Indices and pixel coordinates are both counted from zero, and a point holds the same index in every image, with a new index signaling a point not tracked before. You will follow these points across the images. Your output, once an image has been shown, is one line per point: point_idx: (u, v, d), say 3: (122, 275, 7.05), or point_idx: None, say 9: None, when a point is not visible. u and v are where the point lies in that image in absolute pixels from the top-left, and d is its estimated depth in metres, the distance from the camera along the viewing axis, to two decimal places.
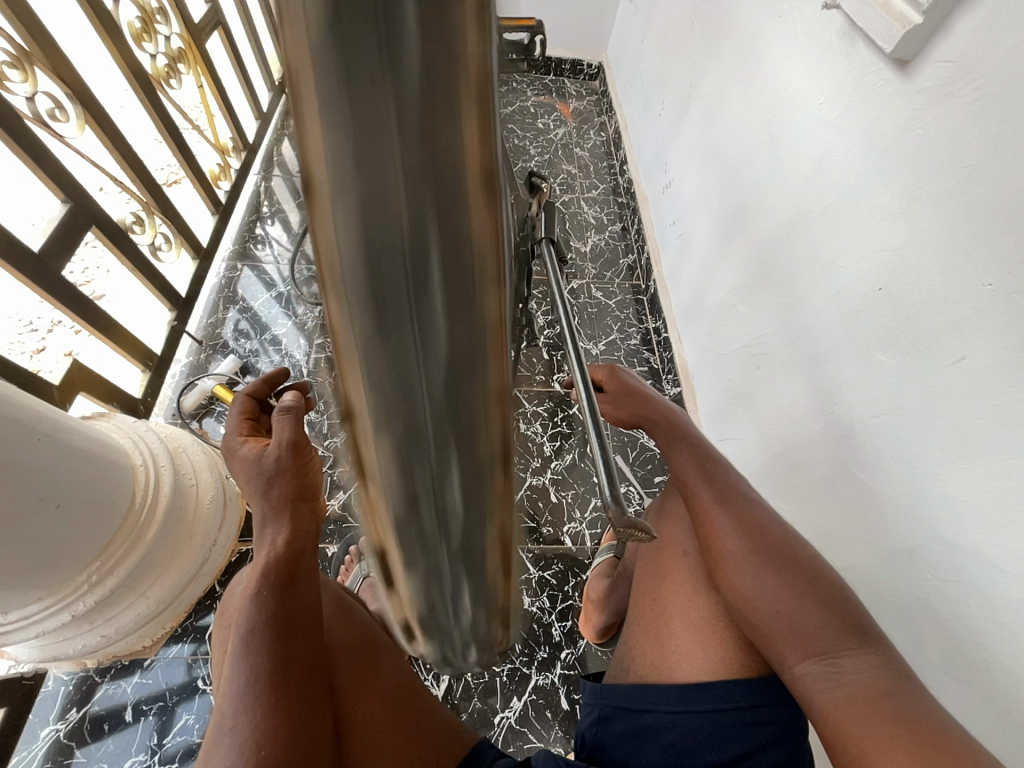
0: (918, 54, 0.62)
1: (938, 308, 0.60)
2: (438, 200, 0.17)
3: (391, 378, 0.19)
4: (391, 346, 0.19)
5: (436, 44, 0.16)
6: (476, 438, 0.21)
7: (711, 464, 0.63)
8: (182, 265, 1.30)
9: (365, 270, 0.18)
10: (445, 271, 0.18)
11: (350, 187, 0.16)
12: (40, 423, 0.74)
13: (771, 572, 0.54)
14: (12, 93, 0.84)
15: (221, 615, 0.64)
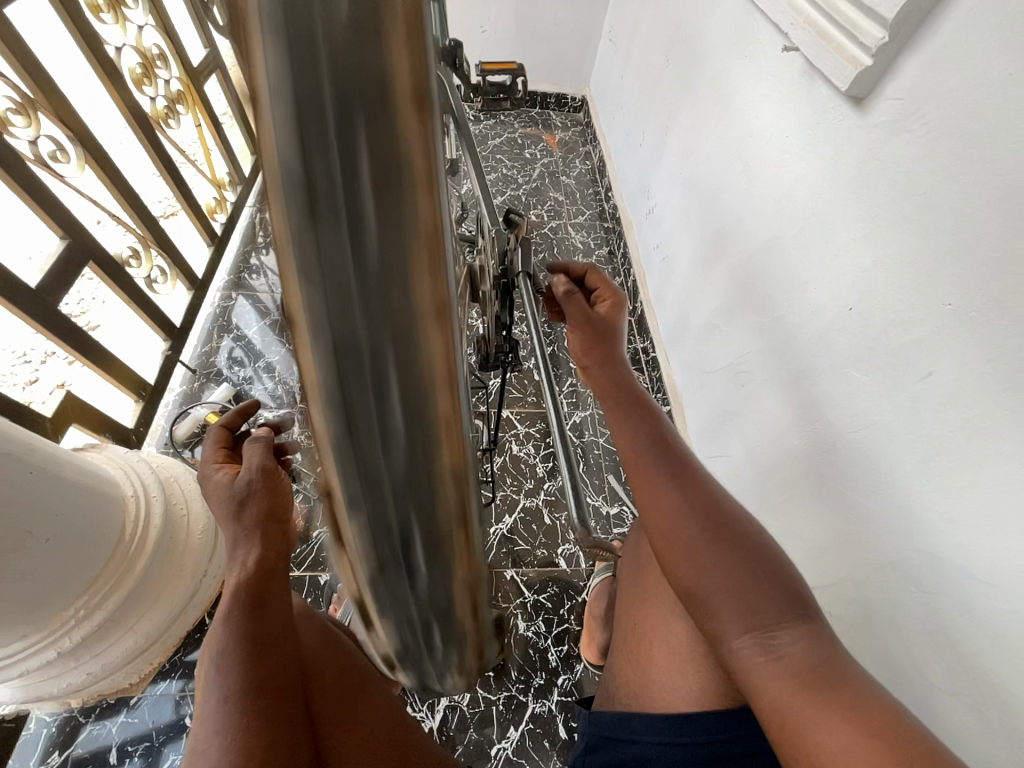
0: (871, 92, 0.66)
1: (906, 326, 0.62)
2: (380, 225, 0.23)
3: (342, 362, 0.25)
4: (343, 337, 0.24)
5: (381, 116, 0.22)
6: (416, 412, 0.26)
7: (671, 442, 0.62)
8: (177, 296, 1.32)
9: (323, 278, 0.23)
10: (386, 277, 0.24)
11: (311, 216, 0.22)
12: (31, 455, 0.74)
13: (716, 545, 0.54)
14: (15, 137, 0.87)
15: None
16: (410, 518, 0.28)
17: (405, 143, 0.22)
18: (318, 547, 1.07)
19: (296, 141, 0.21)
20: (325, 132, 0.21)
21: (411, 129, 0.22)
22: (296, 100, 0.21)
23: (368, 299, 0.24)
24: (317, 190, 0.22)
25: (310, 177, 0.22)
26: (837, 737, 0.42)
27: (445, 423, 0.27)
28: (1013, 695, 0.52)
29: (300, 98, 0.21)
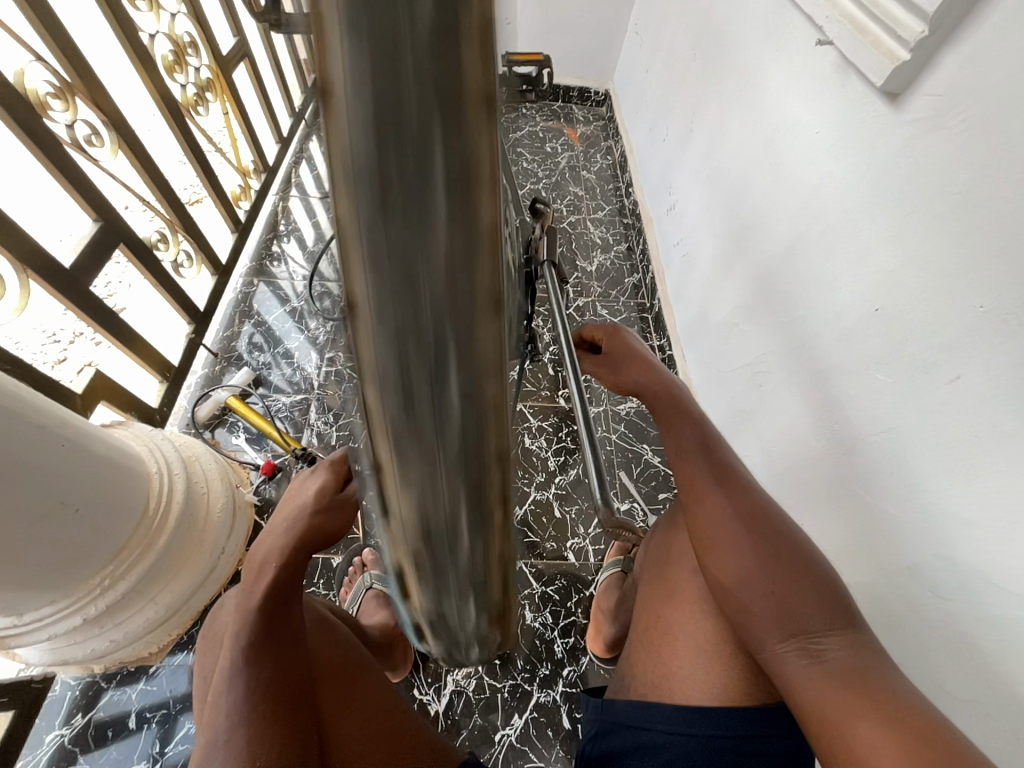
0: (907, 87, 0.65)
1: (933, 328, 0.61)
2: (452, 252, 0.19)
3: (411, 412, 0.21)
4: (413, 384, 0.20)
5: (452, 118, 0.17)
6: (482, 462, 0.23)
7: (713, 446, 0.62)
8: (202, 281, 1.35)
9: (391, 318, 0.19)
10: (457, 313, 0.20)
11: (381, 245, 0.18)
12: (65, 429, 0.77)
13: (762, 549, 0.54)
14: (53, 120, 0.90)
15: (215, 622, 0.67)
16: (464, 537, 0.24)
17: (474, 148, 0.18)
18: None
19: (370, 158, 0.17)
20: (399, 143, 0.17)
21: (479, 131, 0.18)
22: (366, 101, 0.17)
23: (439, 343, 0.20)
24: (389, 214, 0.18)
25: (378, 197, 0.18)
26: (878, 744, 0.42)
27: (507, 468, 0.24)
28: None
29: (368, 99, 0.17)
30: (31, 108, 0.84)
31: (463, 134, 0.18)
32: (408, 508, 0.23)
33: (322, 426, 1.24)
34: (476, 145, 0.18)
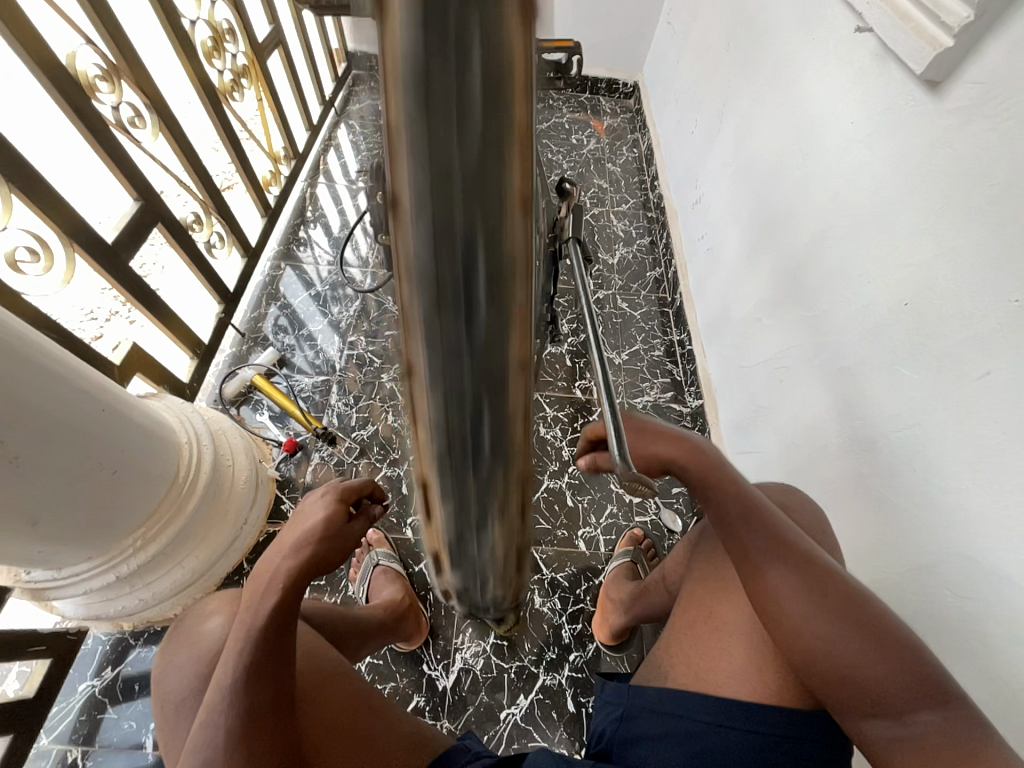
0: (948, 75, 0.63)
1: (964, 323, 0.60)
2: (487, 222, 0.20)
3: (446, 364, 0.24)
4: (450, 341, 0.23)
5: (493, 94, 0.18)
6: (504, 409, 0.26)
7: (752, 516, 0.55)
8: (232, 262, 1.39)
9: (434, 283, 0.21)
10: (490, 280, 0.21)
11: (426, 215, 0.20)
12: (105, 396, 0.80)
13: (836, 615, 0.49)
14: (100, 102, 0.94)
15: (181, 647, 0.68)
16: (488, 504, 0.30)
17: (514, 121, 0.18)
18: None
19: (421, 135, 0.18)
20: (444, 119, 0.18)
21: (518, 102, 0.18)
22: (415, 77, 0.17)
23: (473, 307, 0.22)
24: (434, 190, 0.19)
25: (424, 170, 0.19)
26: None
27: (525, 411, 0.28)
28: None
29: (418, 77, 0.17)
30: (80, 89, 0.88)
31: (504, 108, 0.18)
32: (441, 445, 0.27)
33: (342, 407, 1.28)
34: (514, 117, 0.18)
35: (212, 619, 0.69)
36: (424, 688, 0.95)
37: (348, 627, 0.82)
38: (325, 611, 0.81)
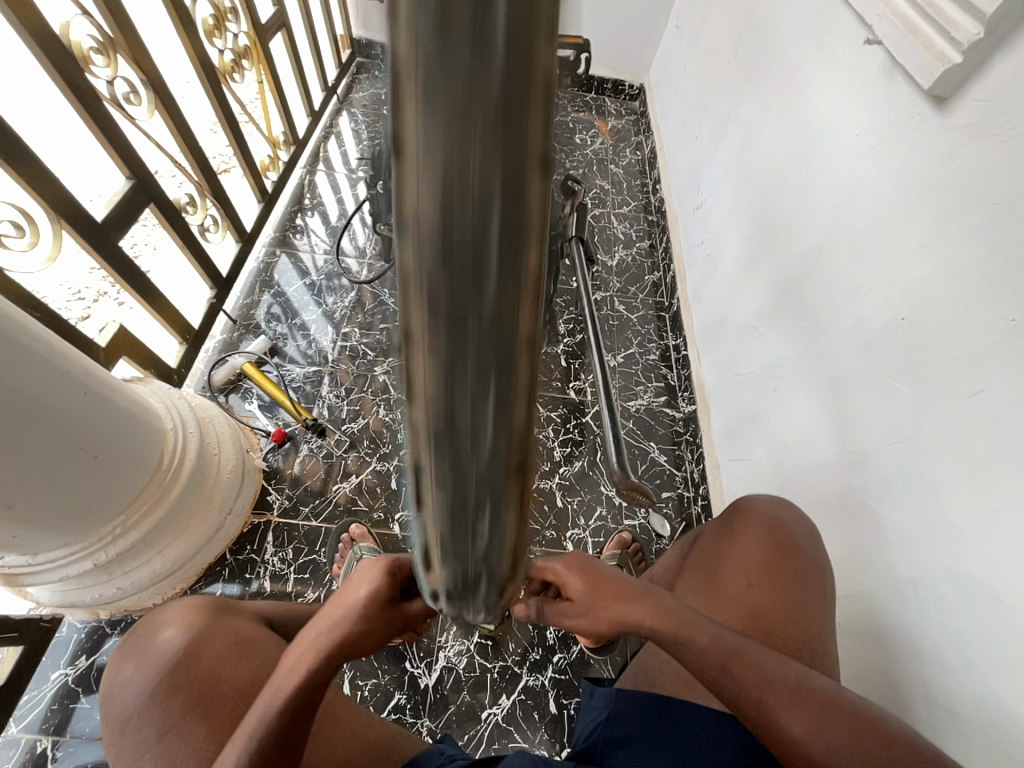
0: (956, 91, 0.63)
1: (960, 340, 0.60)
2: (513, 273, 0.16)
3: (459, 451, 0.19)
4: (466, 425, 0.19)
5: (521, 127, 0.14)
6: (515, 515, 0.22)
7: (732, 668, 0.54)
8: (226, 246, 1.36)
9: (446, 357, 0.17)
10: (513, 348, 0.17)
11: (443, 275, 0.16)
12: (87, 379, 0.78)
13: (838, 738, 0.51)
14: (95, 75, 0.91)
15: (126, 662, 0.65)
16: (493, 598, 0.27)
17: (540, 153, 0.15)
18: (336, 501, 1.12)
19: (437, 177, 0.14)
20: (465, 155, 0.14)
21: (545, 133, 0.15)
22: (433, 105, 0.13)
23: (492, 380, 0.18)
24: (452, 244, 0.15)
25: (442, 220, 0.15)
26: None
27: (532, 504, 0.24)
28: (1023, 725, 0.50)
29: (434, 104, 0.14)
30: (74, 61, 0.85)
31: (535, 219, 0.16)
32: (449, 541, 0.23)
33: (333, 399, 1.26)
34: (541, 153, 0.15)
35: (162, 632, 0.67)
36: (406, 686, 0.95)
37: None
38: (291, 613, 0.78)
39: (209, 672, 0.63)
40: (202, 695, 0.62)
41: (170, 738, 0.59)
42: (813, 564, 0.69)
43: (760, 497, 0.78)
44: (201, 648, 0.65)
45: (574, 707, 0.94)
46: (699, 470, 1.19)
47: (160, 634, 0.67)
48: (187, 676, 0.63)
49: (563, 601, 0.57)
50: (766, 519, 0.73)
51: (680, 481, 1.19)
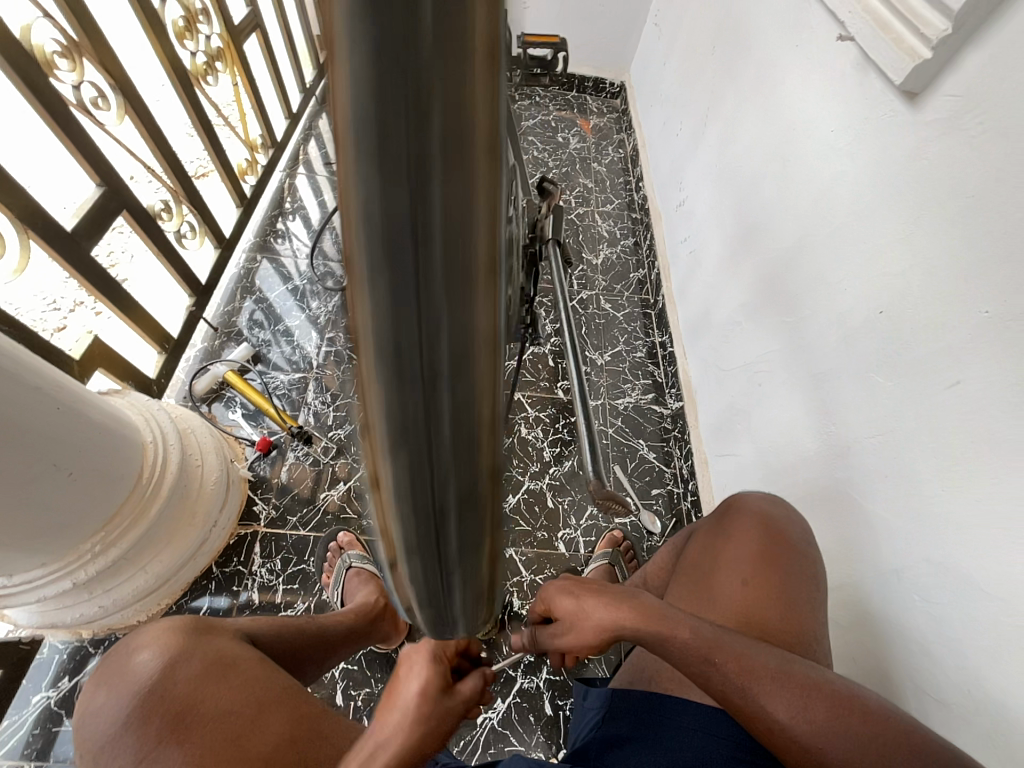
0: (927, 87, 0.64)
1: (937, 332, 0.61)
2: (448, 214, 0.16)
3: (404, 401, 0.19)
4: (407, 372, 0.18)
5: (452, 60, 0.14)
6: (470, 475, 0.21)
7: (715, 660, 0.55)
8: (204, 253, 1.33)
9: (386, 293, 0.17)
10: (453, 291, 0.17)
11: (378, 210, 0.16)
12: (61, 394, 0.76)
13: (823, 722, 0.52)
14: (59, 80, 0.88)
15: (99, 689, 0.63)
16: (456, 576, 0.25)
17: (475, 92, 0.15)
18: (323, 510, 1.10)
19: (369, 111, 0.15)
20: (396, 89, 0.14)
21: (480, 71, 0.15)
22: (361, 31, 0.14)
23: (432, 321, 0.18)
24: (387, 179, 0.15)
25: (373, 148, 0.15)
26: None
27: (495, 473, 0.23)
28: (1007, 710, 0.51)
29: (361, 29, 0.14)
30: (37, 66, 0.83)
31: (476, 158, 0.16)
32: (401, 503, 0.22)
33: (319, 405, 1.24)
34: (474, 90, 0.15)
35: (136, 655, 0.65)
36: None
37: (310, 643, 0.79)
38: (273, 628, 0.76)
39: (186, 696, 0.62)
40: (180, 719, 0.60)
41: (147, 766, 0.58)
42: (804, 561, 0.70)
43: (752, 496, 0.79)
44: (177, 672, 0.63)
45: (570, 708, 0.94)
46: (688, 466, 1.19)
47: (138, 656, 0.64)
48: (163, 701, 0.61)
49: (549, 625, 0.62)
50: (754, 515, 0.75)
51: (670, 478, 1.20)
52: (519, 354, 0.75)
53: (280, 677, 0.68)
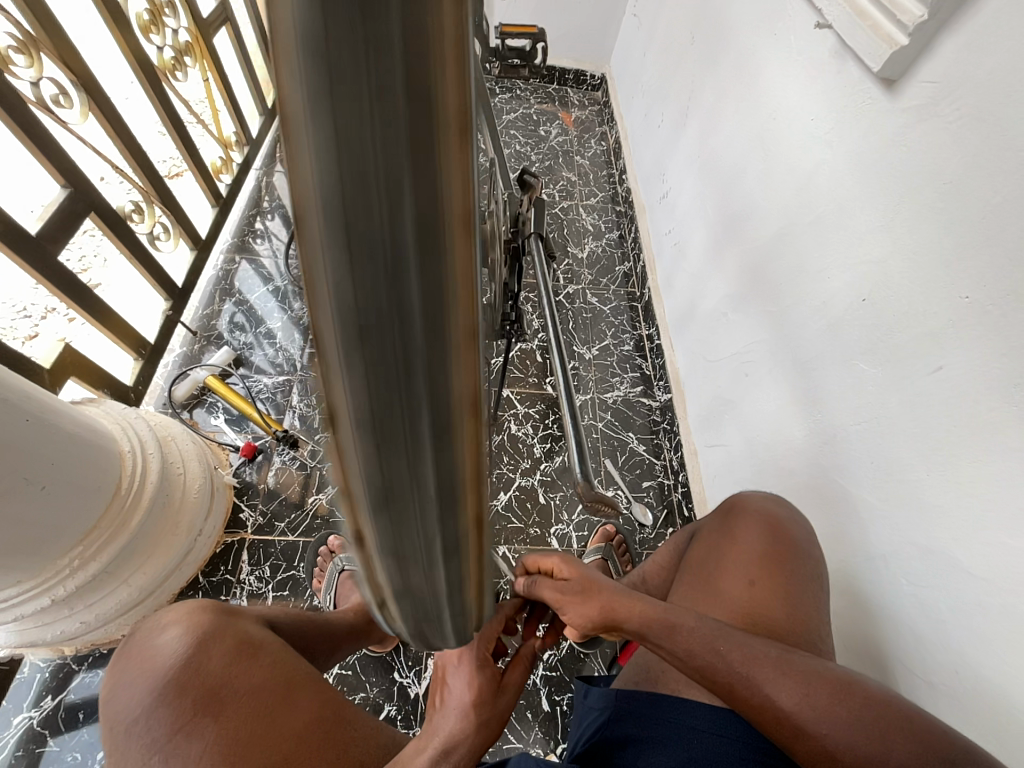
0: (904, 73, 0.64)
1: (918, 318, 0.61)
2: (420, 246, 0.16)
3: (379, 433, 0.19)
4: (381, 402, 0.18)
5: (421, 87, 0.14)
6: (449, 456, 0.20)
7: (720, 649, 0.56)
8: (179, 255, 1.30)
9: (356, 326, 0.17)
10: (421, 253, 0.16)
11: (330, 164, 0.14)
12: (30, 404, 0.73)
13: (828, 707, 0.52)
14: (16, 77, 0.84)
15: (130, 664, 0.62)
16: (437, 568, 0.23)
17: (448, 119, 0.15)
18: (312, 514, 1.08)
19: (326, 138, 0.14)
20: (356, 118, 0.14)
21: (453, 96, 0.14)
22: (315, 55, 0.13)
23: (395, 287, 0.16)
24: (339, 155, 0.14)
25: (320, 94, 0.13)
26: None
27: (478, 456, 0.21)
28: (995, 689, 0.52)
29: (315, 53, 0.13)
30: None
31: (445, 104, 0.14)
32: (382, 531, 0.22)
33: (304, 408, 1.22)
34: (447, 118, 0.15)
35: (166, 632, 0.63)
36: (396, 697, 0.93)
37: (315, 633, 0.79)
38: (294, 619, 0.77)
39: (218, 672, 0.60)
40: (215, 693, 0.59)
41: (178, 740, 0.56)
42: (809, 563, 0.70)
43: (756, 496, 0.80)
44: (210, 649, 0.62)
45: (567, 703, 0.94)
46: (678, 457, 1.20)
47: (162, 635, 0.63)
48: (196, 677, 0.59)
49: (556, 580, 0.67)
50: (761, 516, 0.74)
51: (661, 470, 1.20)
52: (506, 351, 0.74)
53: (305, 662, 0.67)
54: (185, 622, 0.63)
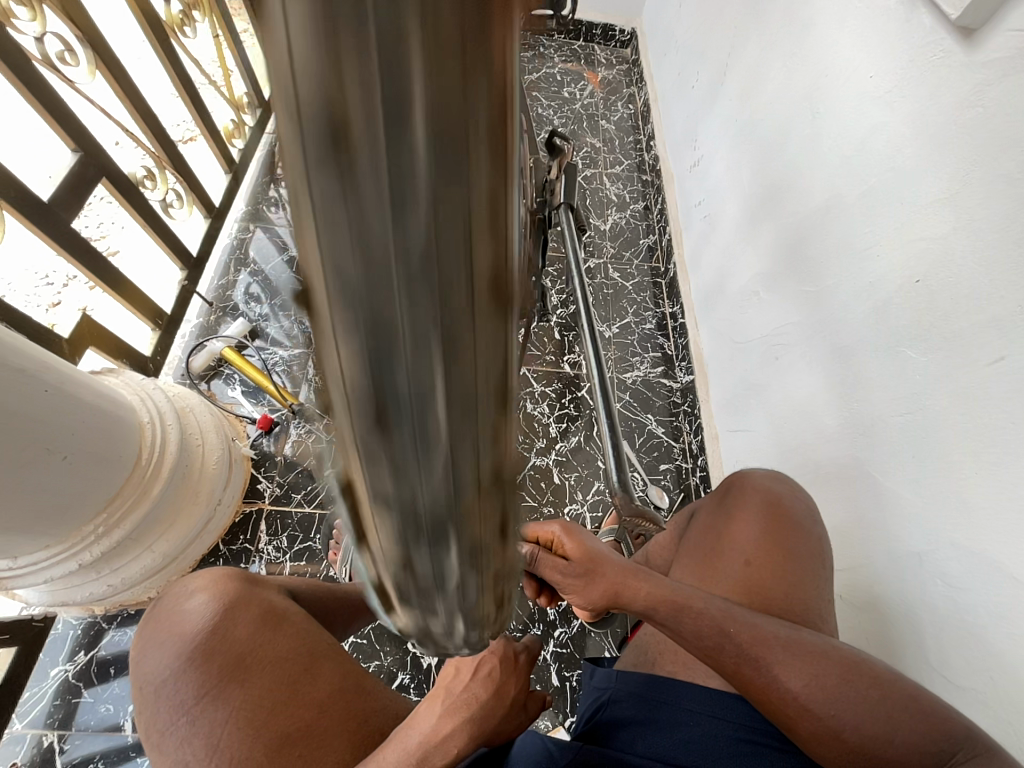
0: (987, 22, 0.57)
1: (979, 304, 0.56)
2: None
3: (355, 179, 0.13)
4: (359, 129, 0.13)
5: None
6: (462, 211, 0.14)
7: (729, 630, 0.54)
8: (193, 222, 1.27)
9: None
10: None
11: None
12: (47, 375, 0.73)
13: (834, 687, 0.51)
14: (19, 32, 0.80)
15: (156, 629, 0.63)
16: (443, 426, 0.16)
17: None
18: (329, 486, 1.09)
19: None
20: None
21: None
22: None
23: None
24: None
25: None
26: None
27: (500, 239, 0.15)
28: None
29: None
30: None
31: None
32: (358, 357, 0.15)
33: None
34: None
35: (194, 597, 0.64)
36: (409, 666, 0.95)
37: (338, 605, 0.80)
38: (313, 587, 0.78)
39: (243, 642, 0.61)
40: (239, 662, 0.60)
41: (203, 703, 0.58)
42: (810, 540, 0.68)
43: (753, 471, 0.76)
44: (237, 617, 0.62)
45: (576, 679, 0.95)
46: (698, 441, 1.17)
47: (184, 603, 0.64)
48: (220, 646, 0.60)
49: (557, 557, 0.61)
50: (760, 504, 0.70)
51: (679, 453, 1.18)
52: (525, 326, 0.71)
53: (327, 634, 0.67)
54: (204, 594, 0.64)
